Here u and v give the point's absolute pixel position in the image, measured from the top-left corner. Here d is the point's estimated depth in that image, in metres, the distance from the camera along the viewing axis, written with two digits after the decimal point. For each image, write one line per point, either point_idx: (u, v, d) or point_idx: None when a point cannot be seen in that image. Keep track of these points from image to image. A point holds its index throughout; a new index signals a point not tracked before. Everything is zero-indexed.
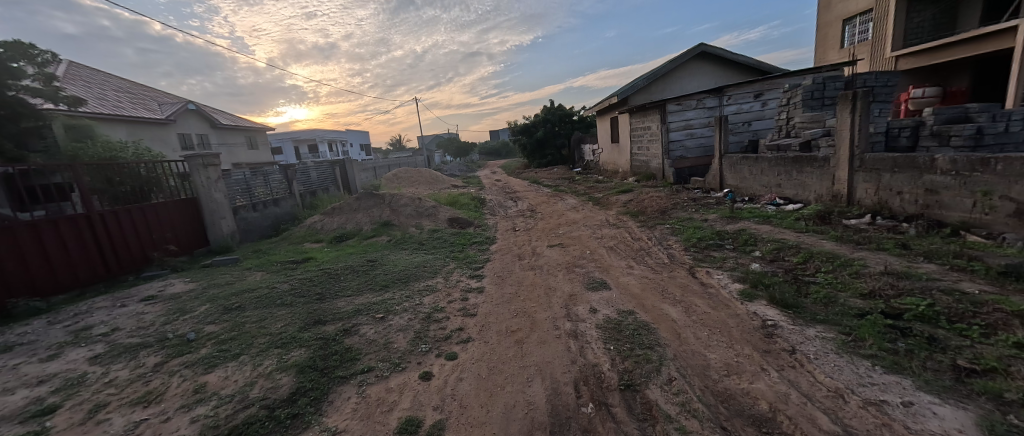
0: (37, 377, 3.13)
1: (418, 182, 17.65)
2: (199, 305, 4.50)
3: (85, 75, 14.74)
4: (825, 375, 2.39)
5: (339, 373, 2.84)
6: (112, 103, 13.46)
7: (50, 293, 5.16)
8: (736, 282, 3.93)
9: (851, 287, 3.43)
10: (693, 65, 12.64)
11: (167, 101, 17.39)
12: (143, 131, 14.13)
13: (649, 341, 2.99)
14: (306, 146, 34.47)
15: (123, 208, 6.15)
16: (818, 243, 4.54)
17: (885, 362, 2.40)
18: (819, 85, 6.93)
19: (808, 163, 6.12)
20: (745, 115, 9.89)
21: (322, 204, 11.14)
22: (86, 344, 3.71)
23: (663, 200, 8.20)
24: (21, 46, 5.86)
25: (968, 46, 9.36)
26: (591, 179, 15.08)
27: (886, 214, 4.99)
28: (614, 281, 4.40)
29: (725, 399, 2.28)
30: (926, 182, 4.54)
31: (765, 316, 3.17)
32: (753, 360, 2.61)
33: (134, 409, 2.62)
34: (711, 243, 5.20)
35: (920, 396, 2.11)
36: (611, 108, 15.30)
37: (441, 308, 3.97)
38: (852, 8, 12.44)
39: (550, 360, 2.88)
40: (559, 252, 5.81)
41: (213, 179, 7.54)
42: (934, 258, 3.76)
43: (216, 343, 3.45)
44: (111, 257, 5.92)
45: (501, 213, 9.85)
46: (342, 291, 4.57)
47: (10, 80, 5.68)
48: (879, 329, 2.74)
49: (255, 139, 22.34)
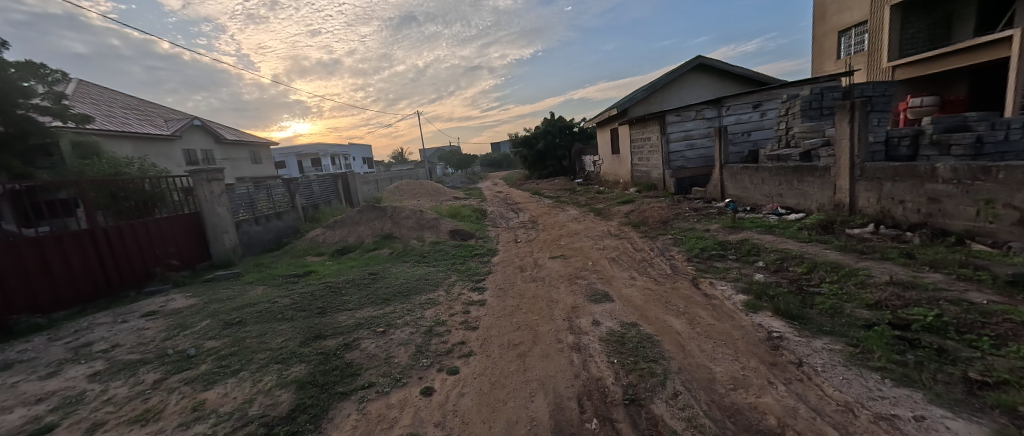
0: (35, 396, 3.09)
1: (420, 195, 17.75)
2: (199, 321, 4.48)
3: (94, 93, 15.03)
4: (834, 388, 2.34)
5: (339, 389, 2.79)
6: (120, 120, 13.65)
7: (50, 309, 5.14)
8: (740, 292, 3.88)
9: (857, 297, 3.39)
10: (692, 76, 12.79)
11: (173, 117, 17.62)
12: (149, 147, 14.34)
13: (653, 354, 2.95)
14: (309, 160, 34.87)
15: (127, 224, 6.18)
16: (821, 253, 4.52)
17: (894, 374, 2.36)
18: (817, 96, 7.04)
19: (808, 173, 6.13)
20: (744, 126, 9.95)
21: (323, 217, 11.17)
22: (86, 360, 3.69)
23: (665, 210, 8.17)
24: (33, 66, 5.95)
25: (963, 56, 9.49)
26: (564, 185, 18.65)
27: (889, 223, 4.98)
28: (616, 292, 4.35)
29: (732, 414, 2.24)
30: (928, 191, 4.52)
31: (770, 327, 3.13)
32: (759, 373, 2.57)
33: (131, 428, 2.58)
34: (714, 254, 5.17)
35: (932, 409, 2.06)
36: (611, 119, 15.45)
37: (443, 321, 3.94)
38: (847, 20, 12.65)
39: (553, 373, 2.84)
40: (560, 264, 5.80)
41: (216, 193, 7.59)
42: (940, 268, 3.73)
43: (217, 359, 3.42)
44: (114, 273, 5.93)
45: (503, 225, 9.84)
46: (344, 306, 4.53)
47: (20, 99, 5.76)
48: (887, 340, 2.70)
49: (259, 155, 22.50)
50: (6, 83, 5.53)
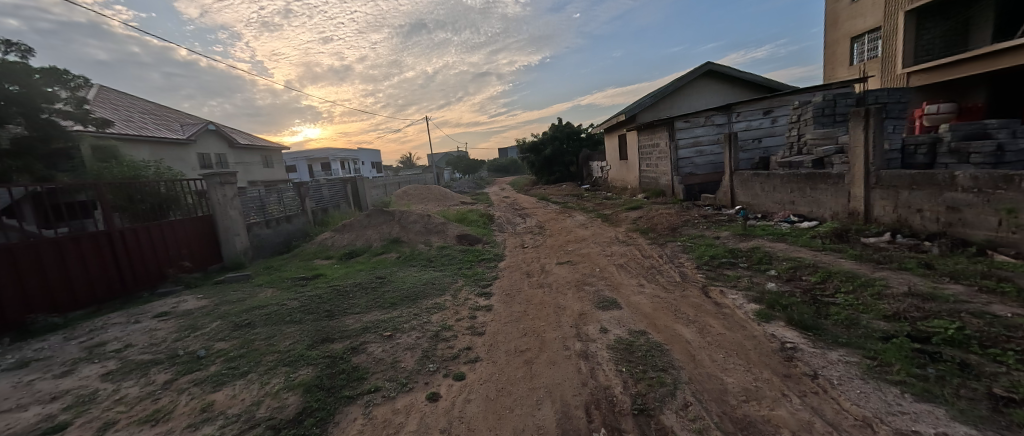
0: (49, 394, 3.15)
1: (427, 199, 17.86)
2: (210, 322, 4.53)
3: (115, 99, 15.49)
4: (851, 402, 2.27)
5: (345, 393, 2.79)
6: (137, 124, 14.04)
7: (67, 309, 5.24)
8: (752, 302, 3.81)
9: (874, 308, 3.30)
10: (702, 82, 12.73)
11: (189, 122, 18.01)
12: (166, 150, 14.69)
13: (662, 363, 2.90)
14: (319, 165, 35.43)
15: (142, 226, 6.30)
16: (836, 263, 4.43)
17: (914, 389, 2.28)
18: (829, 102, 6.95)
19: (821, 180, 6.03)
20: (754, 132, 9.86)
21: (333, 221, 11.30)
22: (99, 360, 3.75)
23: (674, 217, 8.10)
24: (57, 72, 6.12)
25: (979, 64, 9.33)
26: (557, 185, 22.88)
27: (906, 232, 4.86)
28: (625, 300, 4.29)
29: (745, 427, 2.18)
30: (948, 200, 4.41)
31: (784, 338, 3.06)
32: (773, 385, 2.51)
33: (141, 428, 2.59)
34: (724, 262, 5.09)
35: (956, 426, 1.99)
36: (619, 125, 15.43)
37: (449, 326, 3.93)
38: (861, 27, 12.57)
39: (561, 381, 2.80)
40: (568, 270, 5.76)
41: (229, 196, 7.72)
42: (961, 279, 3.63)
43: (226, 361, 3.45)
44: (129, 274, 6.04)
45: (510, 230, 9.86)
46: (352, 309, 4.55)
47: (43, 104, 5.94)
48: (906, 353, 2.62)
49: (271, 159, 22.91)
50: (32, 89, 5.73)
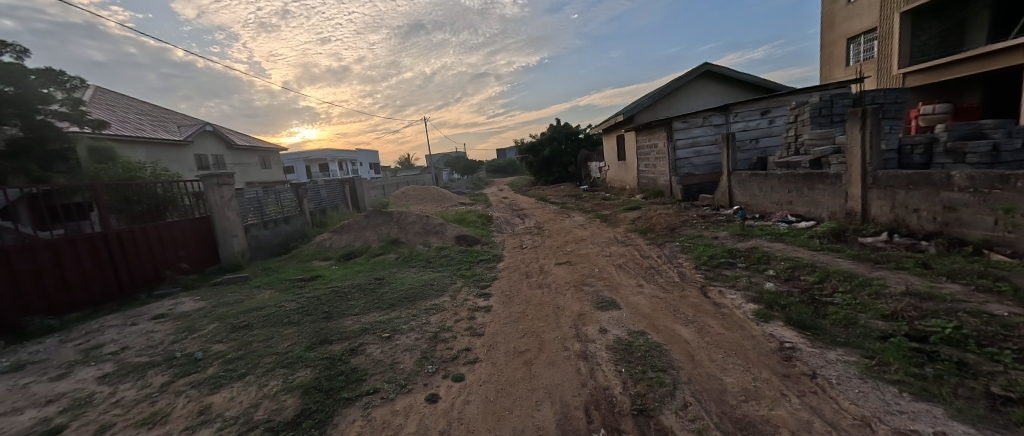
0: (45, 397, 3.12)
1: (426, 199, 17.88)
2: (208, 324, 4.50)
3: (111, 100, 15.40)
4: (850, 402, 2.28)
5: (344, 395, 2.78)
6: (134, 126, 13.97)
7: (63, 311, 5.21)
8: (751, 302, 3.82)
9: (871, 308, 3.31)
10: (699, 83, 12.77)
11: (186, 123, 17.93)
12: (162, 152, 14.65)
13: (662, 364, 2.90)
14: (318, 166, 35.33)
15: (139, 227, 6.27)
16: (834, 263, 4.44)
17: (913, 388, 2.29)
18: (827, 103, 6.98)
19: (819, 180, 6.05)
20: (752, 132, 9.91)
21: (331, 222, 11.29)
22: (96, 363, 3.72)
23: (672, 217, 8.11)
24: (52, 73, 6.14)
25: (975, 65, 9.38)
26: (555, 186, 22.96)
27: (903, 232, 4.88)
28: (624, 300, 4.30)
29: (744, 427, 2.18)
30: (944, 199, 4.44)
31: (782, 338, 3.06)
32: (772, 385, 2.51)
33: (138, 431, 2.58)
34: (723, 262, 5.10)
35: (954, 425, 1.99)
36: (617, 126, 15.47)
37: (449, 327, 3.92)
38: (858, 27, 12.65)
39: (561, 382, 2.80)
40: (567, 270, 5.77)
41: (226, 197, 7.67)
42: (957, 278, 3.64)
43: (224, 363, 3.43)
44: (126, 276, 6.01)
45: (508, 231, 9.86)
46: (350, 310, 4.54)
47: (39, 104, 5.92)
48: (904, 353, 2.63)
49: (268, 160, 22.82)
50: (27, 89, 5.73)
